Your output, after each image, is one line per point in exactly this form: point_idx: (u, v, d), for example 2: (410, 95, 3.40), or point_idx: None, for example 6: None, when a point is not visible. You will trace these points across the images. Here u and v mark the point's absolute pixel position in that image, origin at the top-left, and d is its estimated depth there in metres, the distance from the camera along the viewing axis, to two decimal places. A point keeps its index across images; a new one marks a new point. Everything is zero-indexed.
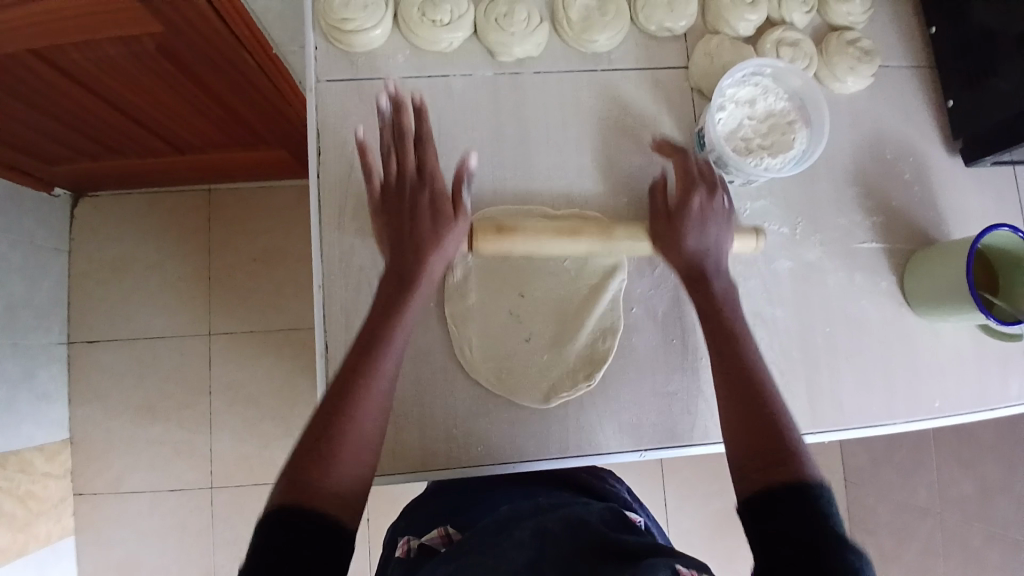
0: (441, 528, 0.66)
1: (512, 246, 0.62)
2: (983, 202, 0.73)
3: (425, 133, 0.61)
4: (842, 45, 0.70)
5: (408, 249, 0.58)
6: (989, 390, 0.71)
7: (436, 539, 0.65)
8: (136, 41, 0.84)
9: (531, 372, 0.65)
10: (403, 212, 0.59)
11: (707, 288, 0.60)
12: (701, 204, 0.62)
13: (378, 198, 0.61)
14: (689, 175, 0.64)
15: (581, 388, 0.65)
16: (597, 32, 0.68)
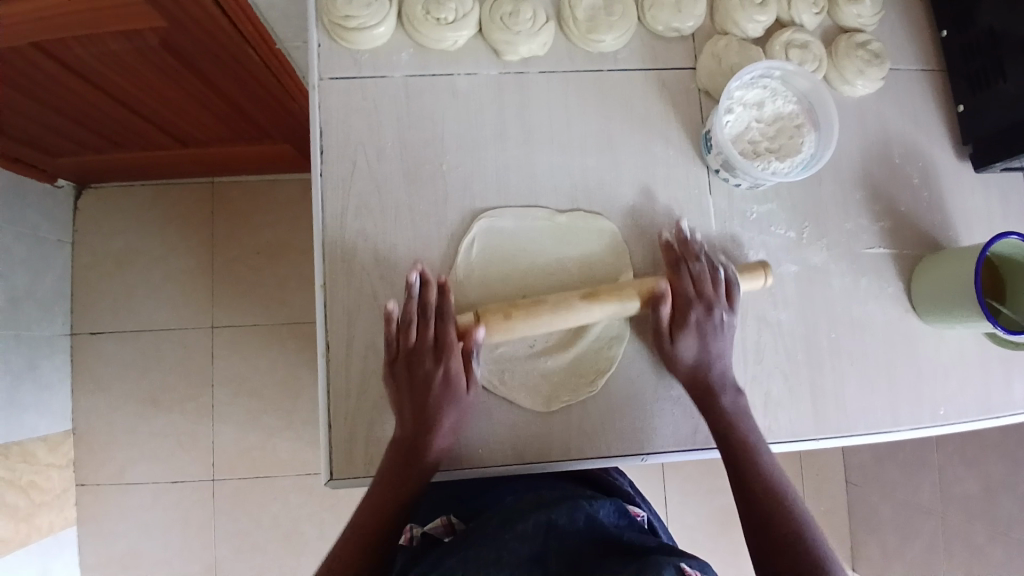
0: (444, 517, 0.70)
1: (520, 323, 0.59)
2: (992, 208, 0.72)
3: (445, 309, 0.60)
4: (852, 47, 0.70)
5: (423, 414, 0.60)
6: (993, 398, 0.70)
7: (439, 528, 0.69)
8: (138, 34, 0.84)
9: (533, 374, 0.65)
10: (418, 382, 0.60)
11: (715, 404, 0.63)
12: (701, 321, 0.63)
13: (393, 358, 0.61)
14: (690, 288, 0.63)
15: (583, 393, 0.65)
16: (604, 32, 0.67)
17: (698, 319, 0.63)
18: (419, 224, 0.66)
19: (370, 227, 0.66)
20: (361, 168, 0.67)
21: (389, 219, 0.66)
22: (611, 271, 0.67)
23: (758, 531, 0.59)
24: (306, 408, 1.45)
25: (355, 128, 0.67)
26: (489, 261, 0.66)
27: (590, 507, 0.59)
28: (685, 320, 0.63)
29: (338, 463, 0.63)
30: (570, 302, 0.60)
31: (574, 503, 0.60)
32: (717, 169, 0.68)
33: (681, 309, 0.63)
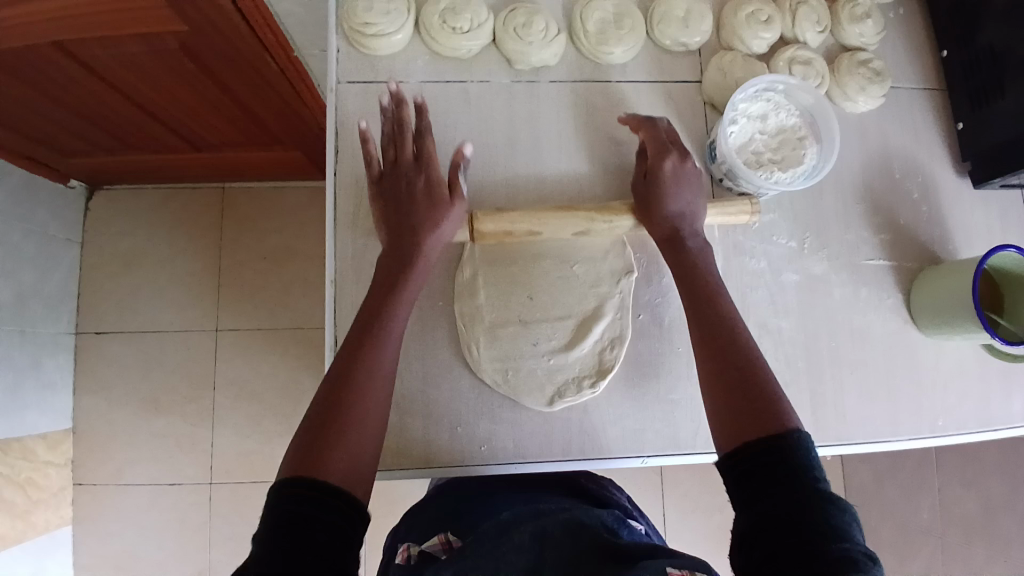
0: (441, 535, 0.65)
1: (515, 223, 0.65)
2: (991, 224, 0.74)
3: (424, 128, 0.65)
4: (854, 65, 0.72)
5: (404, 225, 0.61)
6: (992, 410, 0.71)
7: (436, 546, 0.63)
8: (159, 38, 0.86)
9: (537, 375, 0.66)
10: (398, 196, 0.62)
11: (685, 248, 0.62)
12: (676, 167, 0.64)
13: (376, 182, 0.63)
14: (662, 139, 0.65)
15: (586, 394, 0.66)
16: (613, 45, 0.70)
17: (674, 166, 0.64)
18: None
19: None
20: None
21: None
22: (614, 273, 0.69)
23: (728, 377, 0.54)
24: (306, 413, 1.45)
25: (369, 130, 0.69)
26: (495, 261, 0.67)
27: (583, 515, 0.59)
28: (662, 164, 0.64)
29: None
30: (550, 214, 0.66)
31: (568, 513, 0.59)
32: (721, 179, 0.69)
33: (656, 154, 0.64)
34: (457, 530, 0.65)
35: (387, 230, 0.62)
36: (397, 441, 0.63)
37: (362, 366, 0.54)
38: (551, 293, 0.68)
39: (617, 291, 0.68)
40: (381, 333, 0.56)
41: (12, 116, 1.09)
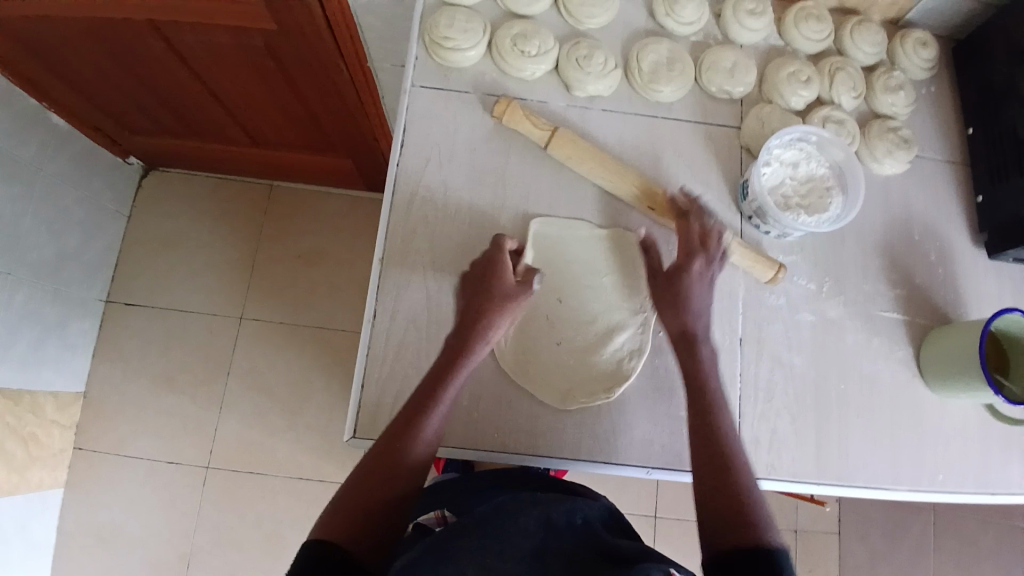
0: (439, 511, 0.71)
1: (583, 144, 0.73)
2: (1004, 294, 0.77)
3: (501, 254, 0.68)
4: (883, 131, 0.78)
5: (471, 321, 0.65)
6: (993, 475, 0.72)
7: (432, 520, 0.70)
8: (247, 33, 0.95)
9: (556, 373, 0.70)
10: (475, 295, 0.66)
11: (696, 351, 0.64)
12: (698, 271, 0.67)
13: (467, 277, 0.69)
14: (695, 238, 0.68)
15: (599, 398, 0.69)
16: (663, 84, 0.76)
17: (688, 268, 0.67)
18: (476, 220, 0.74)
19: (430, 216, 0.73)
20: (432, 165, 0.74)
21: (449, 213, 0.73)
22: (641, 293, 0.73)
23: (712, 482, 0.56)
24: (311, 411, 1.46)
25: (433, 131, 0.75)
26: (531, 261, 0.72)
27: (585, 510, 0.59)
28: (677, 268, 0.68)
29: (363, 424, 0.67)
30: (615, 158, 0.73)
31: (571, 505, 0.59)
32: (750, 216, 0.74)
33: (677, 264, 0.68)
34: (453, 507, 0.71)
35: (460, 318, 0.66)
36: None
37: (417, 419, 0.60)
38: (577, 299, 0.72)
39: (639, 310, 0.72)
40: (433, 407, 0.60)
41: (93, 85, 1.18)
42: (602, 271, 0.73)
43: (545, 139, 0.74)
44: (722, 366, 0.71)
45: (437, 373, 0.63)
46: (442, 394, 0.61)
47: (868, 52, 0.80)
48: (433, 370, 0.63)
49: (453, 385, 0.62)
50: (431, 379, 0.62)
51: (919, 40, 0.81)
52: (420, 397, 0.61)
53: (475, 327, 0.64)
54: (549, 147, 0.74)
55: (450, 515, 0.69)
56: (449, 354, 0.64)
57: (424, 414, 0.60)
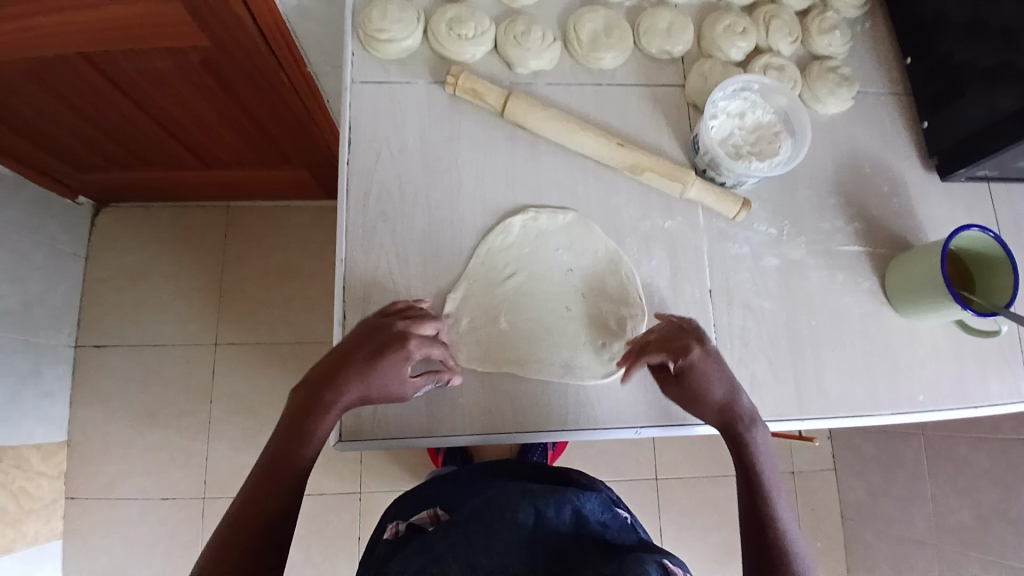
0: (430, 510, 0.72)
1: (539, 111, 0.74)
2: (957, 213, 0.80)
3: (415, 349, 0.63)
4: (823, 72, 0.79)
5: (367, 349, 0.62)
6: (969, 389, 0.75)
7: (425, 519, 0.71)
8: (182, 53, 0.93)
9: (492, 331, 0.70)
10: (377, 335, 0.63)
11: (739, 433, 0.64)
12: (704, 359, 0.64)
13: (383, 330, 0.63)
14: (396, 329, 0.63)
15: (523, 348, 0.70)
16: (604, 51, 0.77)
17: (702, 359, 0.64)
18: (437, 210, 0.73)
19: (388, 211, 0.72)
20: (384, 159, 0.74)
21: (408, 203, 0.73)
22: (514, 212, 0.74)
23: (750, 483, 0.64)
24: None
25: (381, 125, 0.75)
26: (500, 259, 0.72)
27: (577, 501, 0.60)
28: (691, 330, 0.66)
29: (349, 426, 0.66)
30: (570, 121, 0.74)
31: (560, 497, 0.60)
32: (704, 170, 0.75)
33: (678, 352, 0.64)
34: (445, 506, 0.73)
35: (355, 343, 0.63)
36: (398, 412, 0.67)
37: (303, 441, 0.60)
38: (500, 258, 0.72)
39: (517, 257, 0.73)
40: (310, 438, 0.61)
41: (29, 126, 1.13)
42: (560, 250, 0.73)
43: (500, 105, 0.74)
44: (697, 320, 0.73)
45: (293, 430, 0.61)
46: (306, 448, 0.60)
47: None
48: (293, 417, 0.61)
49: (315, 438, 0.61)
50: (290, 427, 0.61)
51: None
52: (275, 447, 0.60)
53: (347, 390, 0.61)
54: (507, 112, 0.74)
55: (443, 512, 0.70)
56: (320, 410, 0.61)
57: (291, 458, 0.60)
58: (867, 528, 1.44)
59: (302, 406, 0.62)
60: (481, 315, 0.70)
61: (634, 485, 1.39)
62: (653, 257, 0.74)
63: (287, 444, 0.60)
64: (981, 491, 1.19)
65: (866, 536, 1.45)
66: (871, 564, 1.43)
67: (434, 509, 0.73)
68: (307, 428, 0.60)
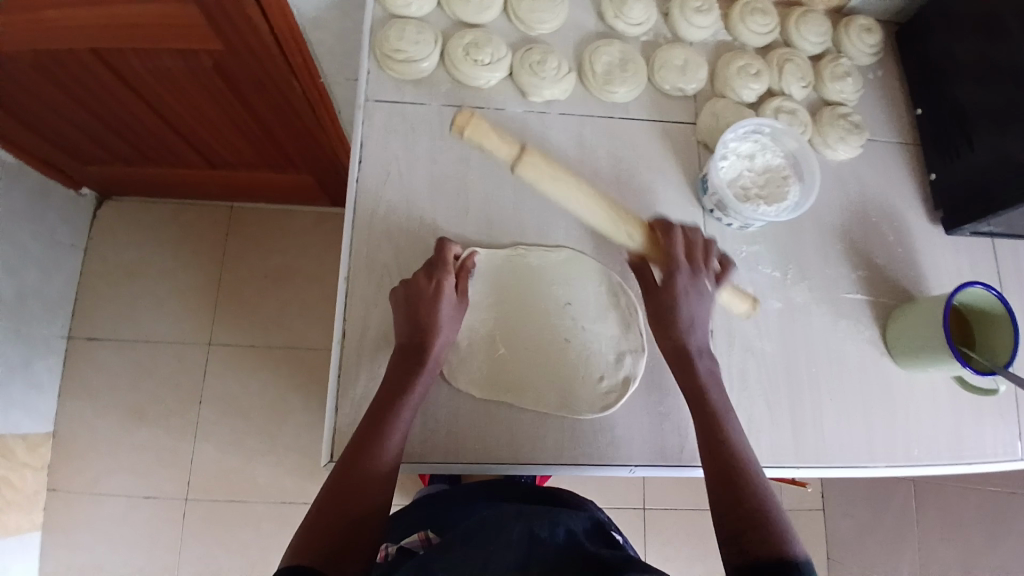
0: (422, 533, 0.78)
1: (553, 176, 0.69)
2: (960, 267, 0.80)
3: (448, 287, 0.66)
4: (834, 117, 0.79)
5: (417, 319, 0.65)
6: (965, 445, 0.75)
7: (417, 542, 0.77)
8: (196, 56, 0.93)
9: (486, 366, 0.69)
10: (417, 302, 0.65)
11: (679, 340, 0.66)
12: (688, 284, 0.67)
13: (412, 291, 0.66)
14: (423, 279, 0.66)
15: (522, 386, 0.69)
16: (617, 85, 0.77)
17: (688, 282, 0.67)
18: (442, 234, 0.73)
19: (393, 232, 0.72)
20: (391, 180, 0.73)
21: (413, 224, 0.73)
22: (510, 245, 0.73)
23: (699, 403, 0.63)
24: (292, 434, 1.44)
25: (391, 145, 0.75)
26: (491, 288, 0.72)
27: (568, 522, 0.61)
28: (700, 256, 0.69)
29: (340, 447, 0.65)
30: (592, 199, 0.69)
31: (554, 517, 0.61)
32: (711, 210, 0.75)
33: (669, 271, 0.68)
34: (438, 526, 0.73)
35: (406, 322, 0.65)
36: None
37: (385, 428, 0.61)
38: (500, 284, 0.72)
39: (522, 289, 0.72)
40: (390, 429, 0.61)
41: (38, 117, 1.13)
42: (561, 285, 0.72)
43: (512, 157, 0.68)
44: None
45: (378, 415, 0.62)
46: (395, 423, 0.61)
47: (814, 42, 0.82)
48: (375, 407, 0.62)
49: (403, 415, 0.62)
50: (373, 419, 0.61)
51: (864, 26, 0.84)
52: (361, 439, 0.60)
53: (421, 356, 0.64)
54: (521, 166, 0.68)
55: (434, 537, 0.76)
56: (397, 384, 0.63)
57: (376, 447, 0.60)
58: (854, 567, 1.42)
59: (379, 393, 0.63)
60: (482, 346, 0.70)
61: (621, 511, 1.39)
62: None
63: (369, 433, 0.60)
64: (971, 538, 1.18)
65: None
66: None
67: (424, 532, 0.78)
68: (388, 415, 0.61)
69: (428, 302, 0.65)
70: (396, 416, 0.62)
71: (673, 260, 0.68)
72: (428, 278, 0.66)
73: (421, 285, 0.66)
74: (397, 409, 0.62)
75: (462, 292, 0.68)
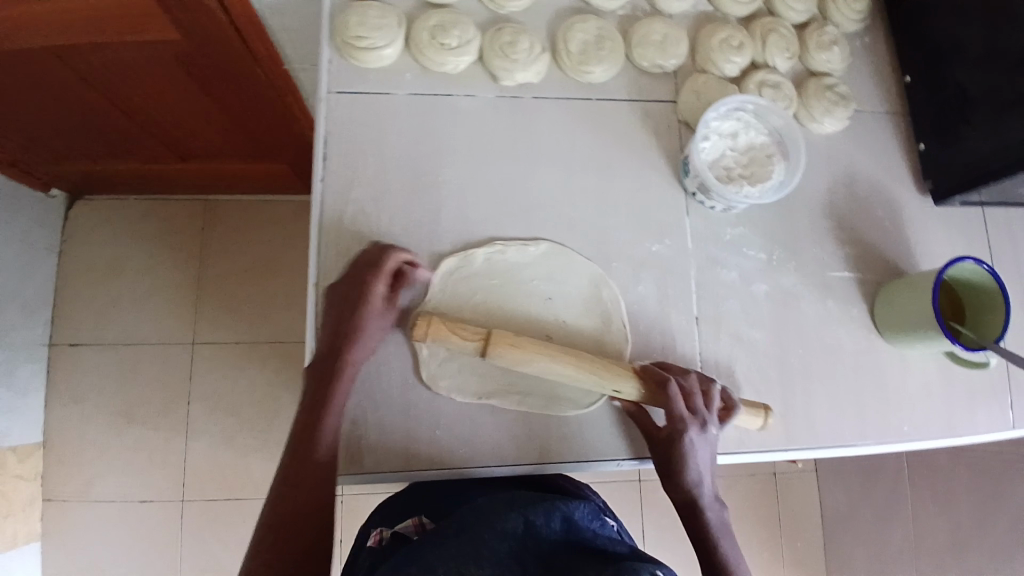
0: (415, 518, 0.69)
1: (526, 348, 0.60)
2: (950, 239, 0.78)
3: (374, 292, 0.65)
4: (820, 90, 0.76)
5: (342, 327, 0.64)
6: (956, 420, 0.74)
7: (409, 527, 0.68)
8: (154, 49, 0.88)
9: (469, 370, 0.67)
10: (344, 309, 0.65)
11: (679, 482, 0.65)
12: (692, 442, 0.63)
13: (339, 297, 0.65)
14: (354, 287, 0.65)
15: (505, 389, 0.67)
16: (594, 65, 0.73)
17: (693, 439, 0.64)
18: (417, 233, 0.70)
19: (366, 232, 0.69)
20: (361, 177, 0.70)
21: (387, 223, 0.70)
22: (487, 241, 0.71)
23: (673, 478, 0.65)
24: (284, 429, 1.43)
25: (359, 139, 0.71)
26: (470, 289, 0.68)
27: (567, 509, 0.58)
28: (699, 401, 0.64)
29: None
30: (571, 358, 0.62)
31: (551, 505, 0.58)
32: (694, 193, 0.73)
33: (674, 426, 0.63)
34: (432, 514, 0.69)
35: (331, 331, 0.64)
36: (373, 449, 0.64)
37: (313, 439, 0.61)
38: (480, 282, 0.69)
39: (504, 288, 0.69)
40: (318, 439, 0.61)
41: None
42: (544, 280, 0.70)
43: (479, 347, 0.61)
44: (682, 348, 0.71)
45: (304, 426, 0.61)
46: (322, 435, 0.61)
47: (797, 10, 0.78)
48: (302, 419, 0.62)
49: (330, 425, 0.62)
50: (301, 430, 0.61)
51: None
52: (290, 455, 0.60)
53: (347, 366, 0.63)
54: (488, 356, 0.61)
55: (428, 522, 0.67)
56: (320, 393, 0.62)
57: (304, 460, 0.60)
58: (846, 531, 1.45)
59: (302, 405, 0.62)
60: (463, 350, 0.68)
61: (617, 488, 1.39)
62: (642, 285, 0.72)
63: (298, 447, 0.60)
64: (961, 501, 1.19)
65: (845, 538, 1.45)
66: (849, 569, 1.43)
67: (418, 517, 0.69)
68: (314, 426, 0.61)
69: (354, 309, 0.64)
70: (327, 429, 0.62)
71: (676, 416, 0.63)
72: (358, 285, 0.65)
73: (352, 293, 0.65)
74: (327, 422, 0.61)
75: (394, 297, 0.66)
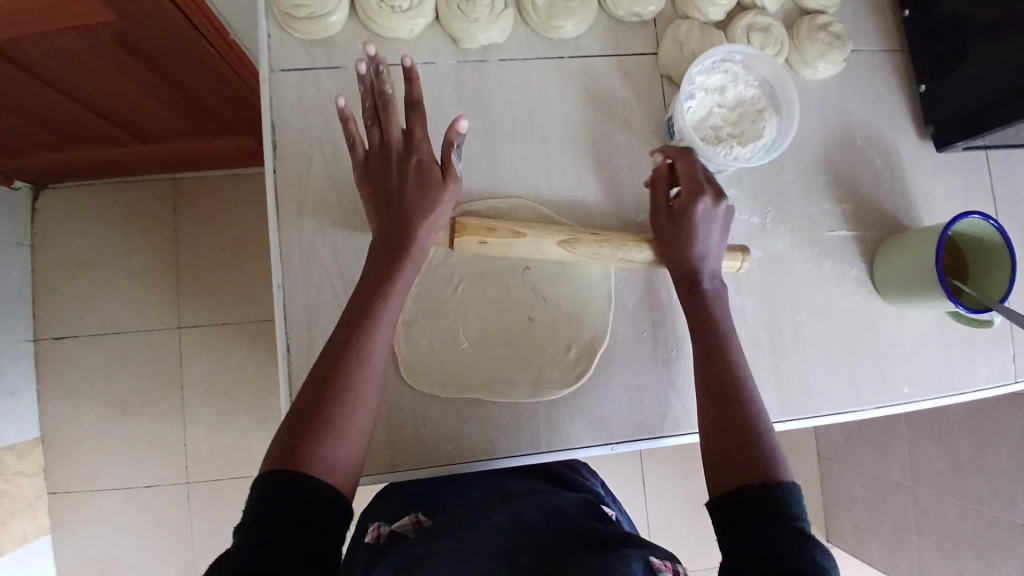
0: (412, 515, 0.66)
1: (494, 240, 0.61)
2: (950, 187, 0.73)
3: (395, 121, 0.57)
4: (813, 30, 0.69)
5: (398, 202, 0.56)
6: (955, 375, 0.72)
7: (407, 526, 0.64)
8: (89, 31, 0.80)
9: (450, 365, 0.64)
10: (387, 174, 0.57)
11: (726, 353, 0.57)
12: (704, 212, 0.60)
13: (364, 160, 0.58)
14: (376, 131, 0.58)
15: (490, 382, 0.65)
16: (564, 18, 0.66)
17: (704, 210, 0.60)
18: None
19: (328, 224, 0.64)
20: (316, 165, 0.65)
21: (350, 213, 0.65)
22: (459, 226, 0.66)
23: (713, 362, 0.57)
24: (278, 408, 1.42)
25: (311, 121, 0.65)
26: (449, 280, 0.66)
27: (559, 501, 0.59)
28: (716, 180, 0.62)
29: None
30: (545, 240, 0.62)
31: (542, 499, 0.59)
32: None
33: (690, 188, 0.60)
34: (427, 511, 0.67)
35: (376, 202, 0.57)
36: None
37: (356, 372, 0.51)
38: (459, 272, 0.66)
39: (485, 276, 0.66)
40: (360, 368, 0.51)
41: None
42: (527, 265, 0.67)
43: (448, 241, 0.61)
44: (673, 326, 0.68)
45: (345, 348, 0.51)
46: (366, 363, 0.51)
47: None
48: (337, 342, 0.52)
49: (376, 348, 0.52)
50: (338, 352, 0.51)
51: None
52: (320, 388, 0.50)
53: (391, 286, 0.54)
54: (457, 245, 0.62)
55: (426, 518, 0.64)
56: (368, 296, 0.54)
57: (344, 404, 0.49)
58: (843, 467, 1.46)
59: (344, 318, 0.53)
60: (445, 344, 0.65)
61: None
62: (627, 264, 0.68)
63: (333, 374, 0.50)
64: (959, 441, 1.18)
65: (841, 474, 1.46)
66: (845, 504, 1.46)
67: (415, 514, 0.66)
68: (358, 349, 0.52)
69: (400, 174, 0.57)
70: (369, 340, 0.52)
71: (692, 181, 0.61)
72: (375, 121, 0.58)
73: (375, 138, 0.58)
74: (370, 330, 0.53)
75: (451, 172, 0.59)
